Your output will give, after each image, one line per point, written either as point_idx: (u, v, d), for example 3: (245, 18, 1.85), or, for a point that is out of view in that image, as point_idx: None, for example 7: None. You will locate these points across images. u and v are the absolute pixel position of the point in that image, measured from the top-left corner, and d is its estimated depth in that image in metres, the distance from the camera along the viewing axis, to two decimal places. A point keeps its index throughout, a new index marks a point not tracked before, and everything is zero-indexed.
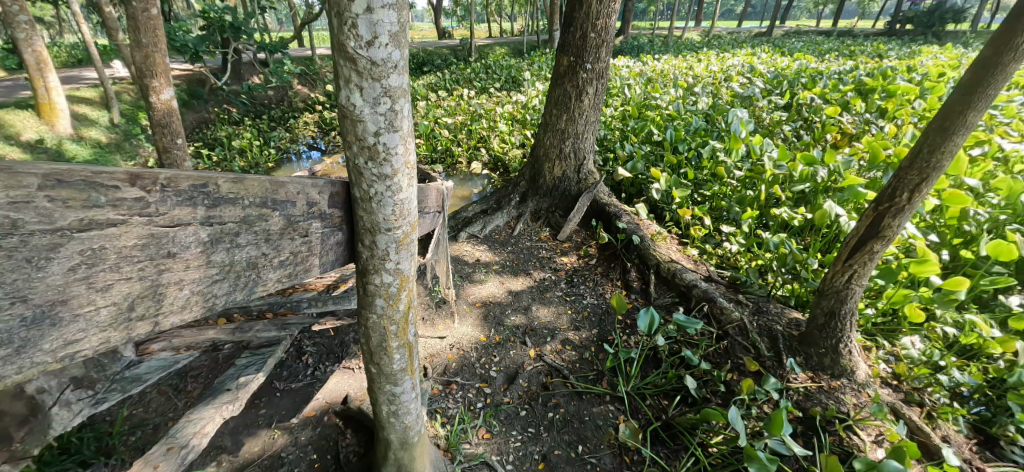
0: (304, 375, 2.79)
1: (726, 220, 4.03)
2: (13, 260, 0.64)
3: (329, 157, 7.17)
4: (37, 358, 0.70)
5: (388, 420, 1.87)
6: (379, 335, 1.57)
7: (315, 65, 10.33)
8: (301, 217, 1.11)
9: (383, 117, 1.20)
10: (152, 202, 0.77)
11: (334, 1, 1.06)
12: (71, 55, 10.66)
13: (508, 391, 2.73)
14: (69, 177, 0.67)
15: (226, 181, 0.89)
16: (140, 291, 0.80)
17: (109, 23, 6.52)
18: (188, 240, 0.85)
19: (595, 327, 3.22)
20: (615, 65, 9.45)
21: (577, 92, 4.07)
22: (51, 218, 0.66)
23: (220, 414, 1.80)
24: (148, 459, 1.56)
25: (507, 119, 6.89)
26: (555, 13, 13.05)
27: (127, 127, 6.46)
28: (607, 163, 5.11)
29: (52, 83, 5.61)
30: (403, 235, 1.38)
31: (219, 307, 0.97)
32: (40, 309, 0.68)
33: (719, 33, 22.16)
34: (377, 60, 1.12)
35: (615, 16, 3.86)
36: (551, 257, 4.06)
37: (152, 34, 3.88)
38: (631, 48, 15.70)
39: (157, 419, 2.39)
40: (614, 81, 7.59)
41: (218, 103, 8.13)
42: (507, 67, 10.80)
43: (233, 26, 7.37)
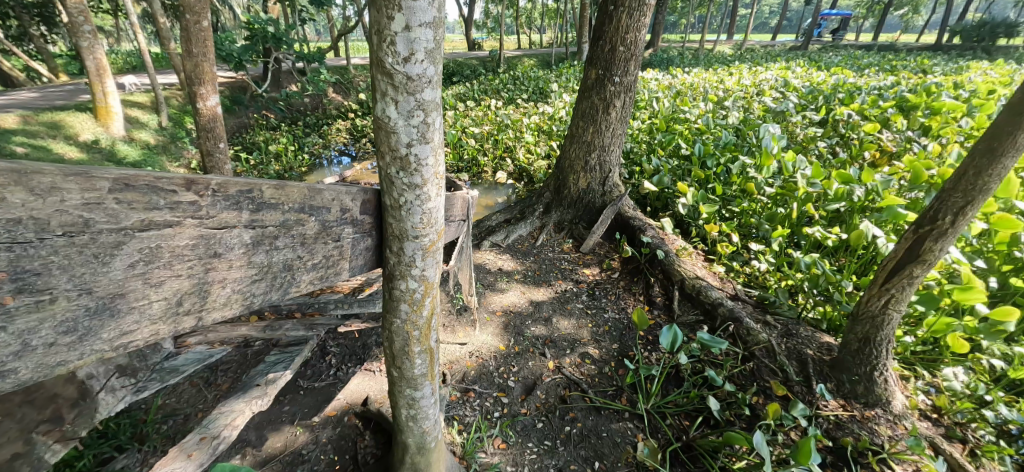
0: (327, 375, 2.86)
1: (756, 238, 3.95)
2: (84, 255, 0.69)
3: (359, 163, 7.39)
4: (96, 345, 0.75)
5: (407, 424, 1.91)
6: (402, 339, 1.61)
7: (350, 74, 10.68)
8: (334, 223, 1.17)
9: (416, 129, 1.25)
10: (204, 206, 0.82)
11: (375, 20, 1.12)
12: (127, 63, 11.41)
13: (525, 402, 2.73)
14: (135, 182, 0.72)
15: (269, 187, 0.95)
16: (188, 287, 0.85)
17: (162, 33, 6.93)
18: (232, 242, 0.90)
19: (615, 341, 3.21)
20: (644, 77, 9.40)
21: (604, 105, 4.07)
22: (117, 219, 0.71)
23: (250, 408, 1.87)
24: (182, 447, 1.63)
25: (533, 130, 6.95)
26: (584, 25, 13.06)
27: (174, 131, 6.82)
28: (632, 176, 5.09)
29: (109, 88, 5.97)
30: (430, 243, 1.42)
31: (256, 306, 1.02)
32: (102, 301, 0.73)
33: (752, 47, 21.70)
34: (413, 75, 1.17)
35: (645, 30, 3.86)
36: (573, 268, 4.06)
37: (202, 44, 4.10)
38: (660, 61, 15.54)
39: (188, 409, 2.49)
40: (642, 94, 7.55)
41: (257, 109, 8.50)
42: (535, 78, 10.90)
43: (275, 37, 7.72)
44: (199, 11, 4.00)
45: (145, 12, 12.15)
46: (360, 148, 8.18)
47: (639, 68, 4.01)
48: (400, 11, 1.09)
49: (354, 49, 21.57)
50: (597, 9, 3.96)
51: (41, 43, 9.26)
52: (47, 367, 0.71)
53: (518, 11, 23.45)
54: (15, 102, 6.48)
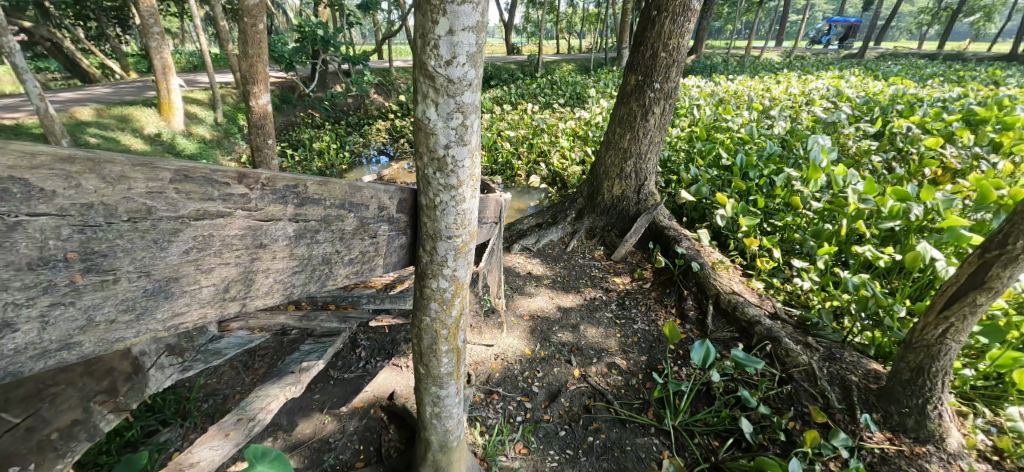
0: (356, 367, 2.94)
1: (798, 254, 3.80)
2: (145, 239, 0.72)
3: (397, 163, 7.61)
4: (151, 325, 0.78)
5: (431, 422, 1.93)
6: (431, 337, 1.64)
7: (392, 76, 10.96)
8: (372, 220, 1.21)
9: (454, 131, 1.27)
10: (253, 199, 0.87)
11: (421, 24, 1.16)
12: (189, 62, 12.15)
13: (549, 409, 2.72)
14: (193, 174, 0.76)
15: (314, 183, 0.99)
16: (235, 275, 0.89)
17: (222, 34, 7.35)
18: (278, 234, 0.95)
19: (644, 353, 3.15)
20: (685, 84, 9.17)
21: (643, 112, 3.99)
22: (176, 207, 0.74)
23: (284, 394, 1.94)
24: (221, 426, 1.72)
25: (569, 135, 6.91)
26: (625, 30, 12.88)
27: (228, 126, 7.20)
28: (669, 185, 5.00)
29: (173, 85, 6.37)
30: (463, 243, 1.44)
31: (295, 296, 1.06)
32: (159, 283, 0.76)
33: (802, 54, 20.77)
34: (454, 78, 1.19)
35: (689, 36, 3.78)
36: (603, 276, 4.03)
37: (257, 46, 4.30)
38: (703, 68, 15.16)
39: (227, 390, 2.62)
40: (683, 102, 7.37)
41: (304, 109, 8.86)
42: (573, 83, 10.85)
43: (324, 39, 8.02)
44: (256, 15, 4.20)
45: (207, 15, 12.95)
46: (398, 148, 8.43)
47: (681, 75, 3.93)
48: (444, 16, 1.11)
49: (398, 52, 22.13)
50: (640, 14, 3.91)
51: (115, 42, 10.00)
52: (107, 343, 0.74)
53: (558, 17, 23.42)
54: (90, 97, 7.03)
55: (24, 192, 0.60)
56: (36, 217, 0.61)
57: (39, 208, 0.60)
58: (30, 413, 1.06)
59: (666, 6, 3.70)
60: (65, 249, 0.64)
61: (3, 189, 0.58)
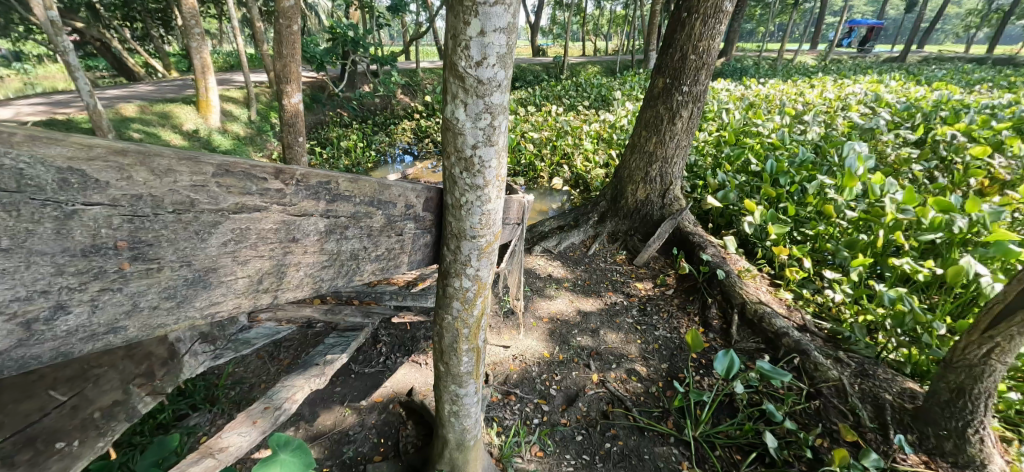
0: (377, 361, 2.99)
1: (830, 265, 3.67)
2: (188, 230, 0.74)
3: (420, 163, 7.76)
4: (189, 313, 0.80)
5: (449, 419, 1.95)
6: (452, 336, 1.66)
7: (418, 77, 11.10)
8: (399, 218, 1.24)
9: (482, 131, 1.28)
10: (288, 194, 0.89)
11: (452, 25, 1.17)
12: (225, 62, 12.59)
13: (566, 413, 2.70)
14: (233, 169, 0.79)
15: (345, 180, 1.02)
16: (268, 268, 0.92)
17: (258, 35, 7.59)
18: (310, 229, 0.97)
19: (665, 360, 3.10)
20: (714, 88, 8.98)
21: (670, 115, 3.93)
22: (217, 201, 0.77)
23: (309, 385, 1.99)
24: (249, 414, 1.77)
25: (593, 138, 6.86)
26: (653, 32, 12.71)
27: (261, 124, 7.44)
28: (695, 190, 4.91)
29: (211, 84, 6.62)
30: (486, 244, 1.45)
31: (324, 290, 1.09)
32: (198, 273, 0.78)
33: (839, 57, 20.04)
34: (483, 79, 1.20)
35: (719, 38, 3.70)
36: (625, 281, 3.98)
37: (291, 47, 4.42)
38: (733, 71, 14.80)
39: (253, 379, 2.70)
40: (711, 106, 7.22)
41: (333, 108, 9.06)
42: (598, 85, 10.76)
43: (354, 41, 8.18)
44: (291, 16, 4.32)
45: (244, 17, 13.42)
46: (422, 148, 8.61)
47: (711, 78, 3.85)
48: (476, 17, 1.12)
49: (425, 53, 22.44)
50: (670, 16, 3.85)
51: (158, 42, 10.45)
52: (149, 329, 0.76)
53: (585, 19, 23.27)
54: (135, 94, 7.36)
55: (80, 182, 0.62)
56: (91, 206, 0.63)
57: (95, 198, 0.63)
58: (76, 393, 1.11)
59: (696, 8, 3.63)
60: (114, 238, 0.66)
61: (63, 178, 0.61)
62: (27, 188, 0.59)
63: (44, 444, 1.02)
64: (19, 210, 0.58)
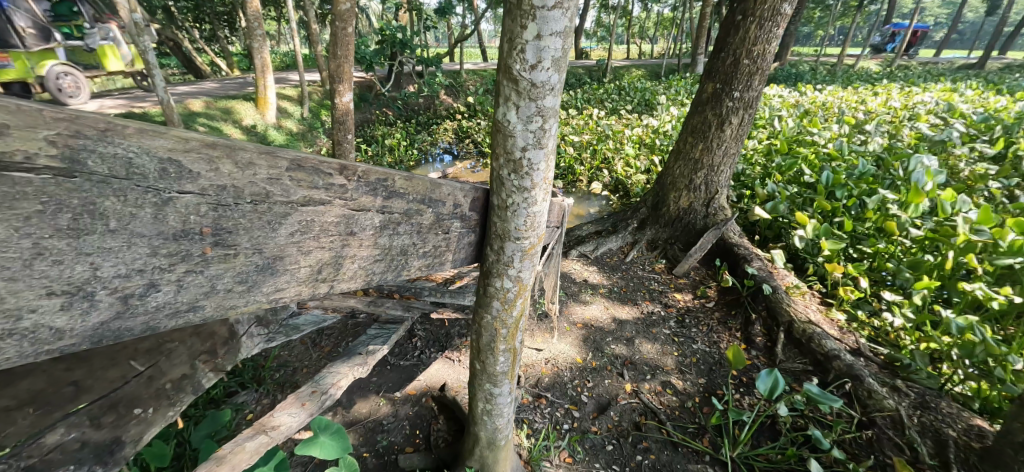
0: (412, 355, 3.07)
1: (890, 286, 3.43)
2: (263, 220, 0.80)
3: (460, 163, 7.90)
4: (257, 297, 0.85)
5: (481, 418, 1.97)
6: (490, 335, 1.68)
7: (462, 78, 11.27)
8: (447, 216, 1.27)
9: (532, 134, 1.28)
10: (350, 190, 0.93)
11: (509, 29, 1.18)
12: (282, 61, 13.28)
13: (597, 420, 2.66)
14: (305, 164, 0.83)
15: (400, 178, 1.05)
16: (327, 259, 0.96)
17: (314, 37, 7.95)
18: (366, 223, 1.01)
19: (702, 375, 3.00)
20: (766, 94, 8.59)
21: (719, 121, 3.78)
22: (288, 193, 0.82)
23: (352, 373, 2.07)
24: (298, 396, 1.86)
25: (635, 142, 6.72)
26: (702, 36, 12.32)
27: (313, 121, 7.78)
28: (742, 200, 4.72)
29: (269, 82, 6.98)
30: (530, 246, 1.46)
31: (374, 283, 1.13)
32: (267, 261, 0.83)
33: (907, 63, 18.62)
34: (537, 82, 1.21)
35: (776, 42, 3.52)
36: (663, 291, 3.89)
37: (345, 48, 4.61)
38: (787, 77, 14.07)
39: (296, 363, 2.83)
40: (762, 113, 6.91)
41: (380, 107, 9.35)
42: (642, 89, 10.55)
43: (402, 42, 8.97)
44: (347, 19, 4.50)
45: (301, 20, 14.10)
46: (463, 148, 8.74)
47: (765, 84, 3.68)
48: (534, 21, 1.13)
49: (468, 55, 22.72)
50: (723, 19, 3.72)
51: (223, 43, 11.15)
52: (224, 310, 0.81)
53: (631, 21, 22.83)
54: (201, 91, 7.88)
55: (177, 172, 0.67)
56: (184, 194, 0.68)
57: (187, 187, 0.68)
58: (151, 365, 1.22)
59: (752, 10, 3.48)
60: (201, 224, 0.71)
61: (162, 168, 0.66)
62: (134, 176, 0.64)
63: (124, 409, 1.17)
64: (126, 195, 0.64)
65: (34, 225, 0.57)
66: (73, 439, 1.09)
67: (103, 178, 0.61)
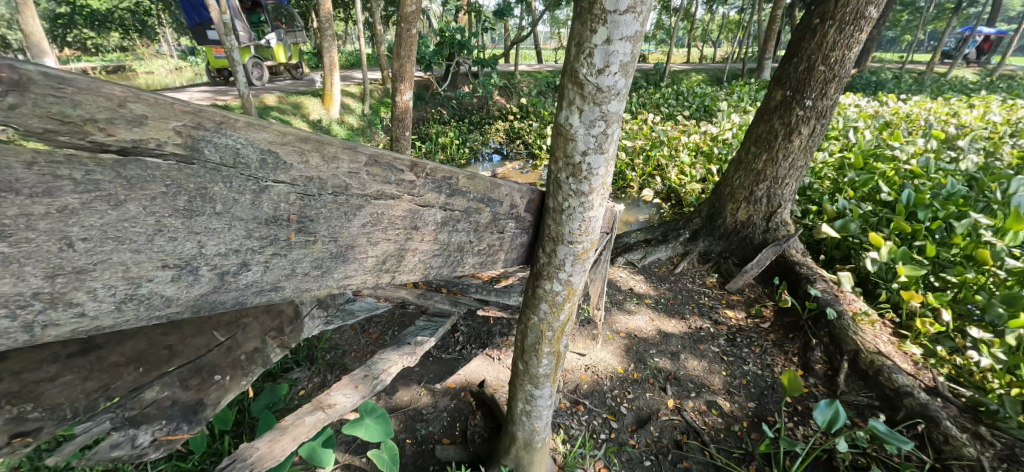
0: (454, 349, 3.13)
1: (977, 321, 3.10)
2: (341, 210, 0.85)
3: (510, 164, 8.00)
4: (329, 282, 0.91)
5: (520, 418, 1.98)
6: (535, 336, 1.68)
7: (516, 78, 11.29)
8: (503, 216, 1.29)
9: (594, 138, 1.28)
10: (417, 186, 0.97)
11: (579, 32, 1.17)
12: (346, 60, 13.94)
13: (635, 434, 2.60)
14: (379, 160, 0.88)
15: (464, 177, 1.08)
16: (392, 250, 1.01)
17: (378, 37, 8.28)
18: (429, 219, 1.05)
19: (752, 399, 2.86)
20: (840, 103, 7.96)
21: (787, 131, 3.55)
22: (364, 187, 0.87)
23: (402, 362, 2.14)
24: (352, 378, 1.95)
25: (692, 150, 6.46)
26: (770, 40, 11.58)
27: (372, 117, 8.11)
28: (807, 216, 4.43)
29: (336, 80, 7.34)
30: (582, 251, 1.46)
31: (431, 276, 1.17)
32: (340, 249, 0.89)
33: (1011, 72, 16.62)
34: (603, 87, 1.19)
35: (858, 48, 3.27)
36: (714, 306, 3.74)
37: (408, 48, 4.77)
38: (867, 84, 12.98)
39: (345, 347, 2.98)
40: (835, 123, 6.41)
41: (435, 105, 9.58)
42: (702, 94, 10.13)
43: (460, 43, 9.21)
44: (412, 20, 4.66)
45: (365, 21, 14.70)
46: (513, 149, 8.81)
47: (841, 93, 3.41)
48: (604, 25, 1.12)
49: (521, 56, 22.69)
50: (799, 23, 3.49)
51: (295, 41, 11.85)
52: (301, 292, 0.88)
53: (694, 24, 21.88)
54: (275, 86, 8.46)
55: (275, 162, 0.74)
56: (278, 184, 0.75)
57: (281, 177, 0.75)
58: (230, 336, 1.32)
59: (832, 13, 3.24)
60: (289, 212, 0.77)
61: (263, 159, 0.72)
62: (239, 165, 0.70)
63: (207, 374, 1.28)
64: (231, 182, 0.70)
65: (157, 205, 0.64)
66: (166, 396, 1.22)
67: (215, 166, 0.68)
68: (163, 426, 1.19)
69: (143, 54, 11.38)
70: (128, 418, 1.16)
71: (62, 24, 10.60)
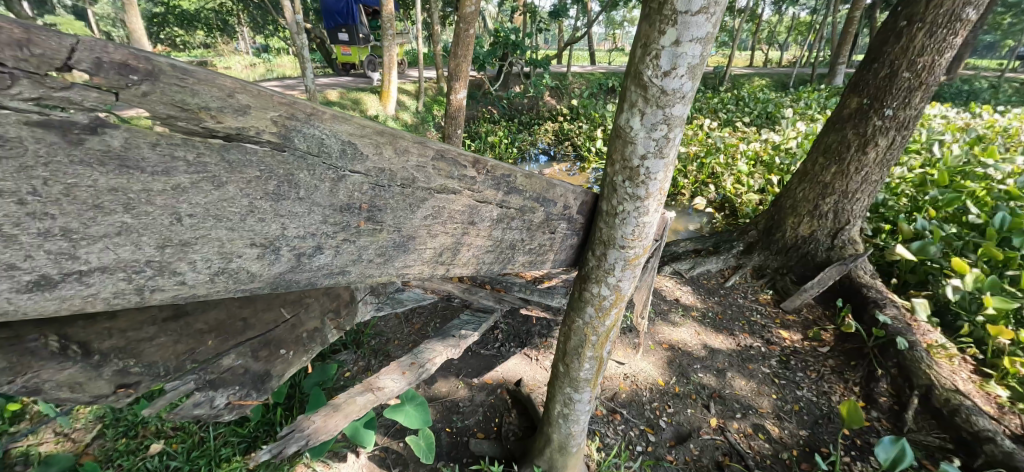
0: (492, 346, 3.16)
1: None
2: (408, 201, 0.89)
3: (556, 166, 7.97)
4: (390, 269, 0.95)
5: (557, 420, 1.97)
6: (578, 339, 1.67)
7: (569, 79, 11.20)
8: (556, 216, 1.29)
9: (655, 142, 1.25)
10: (477, 182, 0.99)
11: (645, 33, 1.15)
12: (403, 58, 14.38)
13: (673, 450, 2.52)
14: (444, 155, 0.91)
15: (522, 175, 1.09)
16: (448, 243, 1.03)
17: (435, 36, 8.47)
18: (485, 215, 1.07)
19: (804, 427, 2.69)
20: (923, 114, 7.28)
21: (861, 142, 3.28)
22: (429, 181, 0.90)
23: (447, 353, 2.18)
24: (399, 364, 2.02)
25: (750, 158, 6.15)
26: (845, 44, 10.76)
27: (425, 115, 8.33)
28: (878, 235, 4.11)
29: (393, 78, 7.58)
30: (634, 256, 1.43)
31: (482, 272, 1.19)
32: (402, 239, 0.93)
33: None
34: (668, 90, 1.16)
35: (950, 54, 2.98)
36: (766, 325, 3.55)
37: (465, 47, 4.84)
38: (955, 94, 11.82)
39: (389, 335, 3.08)
40: (917, 134, 5.88)
41: (486, 104, 9.67)
42: (764, 100, 9.61)
43: (514, 44, 9.23)
44: (470, 21, 4.74)
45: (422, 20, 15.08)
46: (561, 151, 8.75)
47: (928, 102, 3.12)
48: (674, 26, 1.09)
49: (574, 57, 22.45)
50: (884, 25, 3.22)
51: None
52: (364, 277, 0.92)
53: (760, 25, 20.68)
54: (337, 83, 8.87)
55: (353, 152, 0.78)
56: (354, 174, 0.79)
57: (357, 167, 0.79)
58: (295, 313, 1.40)
59: (924, 15, 2.97)
60: (361, 200, 0.82)
61: (343, 149, 0.77)
62: (323, 154, 0.75)
63: (273, 347, 1.36)
64: (314, 170, 0.75)
65: (251, 189, 0.70)
66: (239, 364, 1.31)
67: (303, 153, 0.73)
68: (236, 391, 1.30)
69: (221, 50, 12.26)
70: (208, 380, 1.26)
71: (157, 22, 11.79)
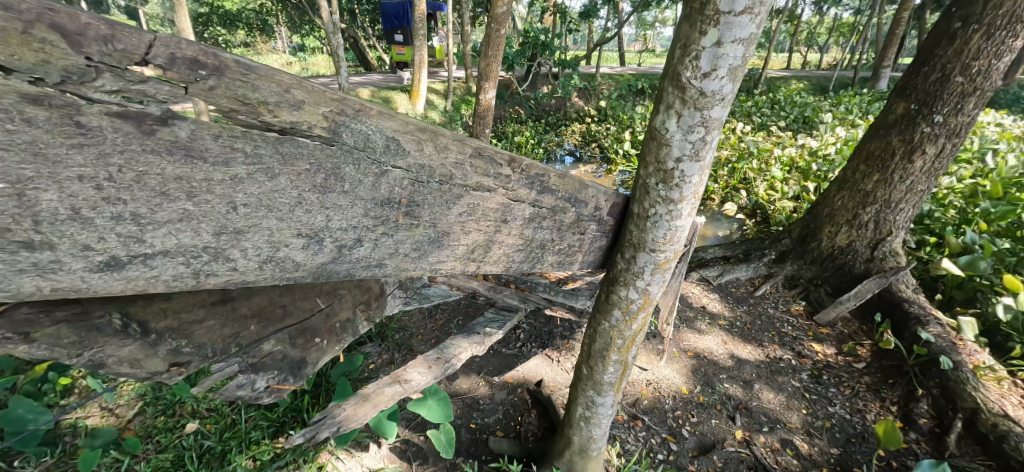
0: (514, 345, 3.17)
1: None
2: (444, 197, 0.90)
3: (582, 168, 7.90)
4: (424, 264, 0.97)
5: (578, 422, 1.96)
6: (604, 342, 1.66)
7: (597, 80, 11.09)
8: (586, 217, 1.28)
9: (691, 145, 1.23)
10: (512, 181, 1.00)
11: (685, 34, 1.12)
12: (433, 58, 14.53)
13: (696, 460, 2.46)
14: (481, 153, 0.91)
15: (555, 176, 1.09)
16: (480, 241, 1.04)
17: (466, 36, 8.53)
18: (518, 214, 1.07)
19: (836, 445, 2.59)
20: (976, 121, 6.87)
21: (906, 150, 3.11)
22: (465, 178, 0.91)
23: (472, 349, 2.20)
24: (425, 359, 2.06)
25: (785, 164, 5.94)
26: (892, 46, 10.25)
27: (453, 114, 8.40)
28: (923, 248, 3.90)
29: (422, 77, 7.67)
30: (664, 260, 1.41)
31: (512, 270, 1.20)
32: (436, 234, 0.94)
33: None
34: (707, 91, 1.14)
35: (1010, 57, 2.80)
36: (798, 337, 3.44)
37: (496, 47, 4.86)
38: (1013, 101, 11.10)
39: (413, 330, 3.13)
40: (970, 143, 5.56)
41: (513, 104, 9.68)
42: (802, 104, 9.27)
43: (543, 44, 9.21)
44: (502, 21, 4.75)
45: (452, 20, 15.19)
46: (588, 152, 8.66)
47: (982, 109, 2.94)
48: (716, 27, 1.06)
49: (604, 58, 22.19)
50: (937, 28, 3.06)
51: None
52: (399, 271, 0.94)
53: (800, 27, 19.94)
54: (369, 81, 9.05)
55: (396, 148, 0.80)
56: (396, 169, 0.81)
57: (400, 163, 0.81)
58: (330, 303, 1.45)
59: (983, 16, 2.81)
60: (400, 195, 0.84)
61: (387, 144, 0.79)
62: (368, 150, 0.77)
63: (309, 335, 1.42)
64: (359, 164, 0.77)
65: (300, 181, 0.73)
66: (277, 350, 1.37)
67: (350, 148, 0.75)
68: (275, 376, 1.36)
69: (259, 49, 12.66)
70: (251, 364, 1.31)
71: (202, 22, 12.21)
